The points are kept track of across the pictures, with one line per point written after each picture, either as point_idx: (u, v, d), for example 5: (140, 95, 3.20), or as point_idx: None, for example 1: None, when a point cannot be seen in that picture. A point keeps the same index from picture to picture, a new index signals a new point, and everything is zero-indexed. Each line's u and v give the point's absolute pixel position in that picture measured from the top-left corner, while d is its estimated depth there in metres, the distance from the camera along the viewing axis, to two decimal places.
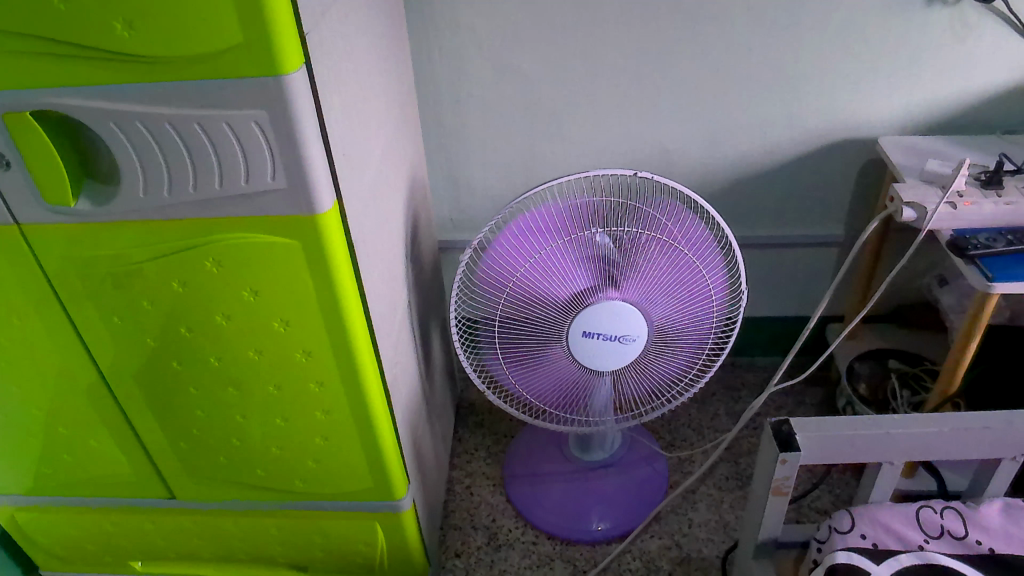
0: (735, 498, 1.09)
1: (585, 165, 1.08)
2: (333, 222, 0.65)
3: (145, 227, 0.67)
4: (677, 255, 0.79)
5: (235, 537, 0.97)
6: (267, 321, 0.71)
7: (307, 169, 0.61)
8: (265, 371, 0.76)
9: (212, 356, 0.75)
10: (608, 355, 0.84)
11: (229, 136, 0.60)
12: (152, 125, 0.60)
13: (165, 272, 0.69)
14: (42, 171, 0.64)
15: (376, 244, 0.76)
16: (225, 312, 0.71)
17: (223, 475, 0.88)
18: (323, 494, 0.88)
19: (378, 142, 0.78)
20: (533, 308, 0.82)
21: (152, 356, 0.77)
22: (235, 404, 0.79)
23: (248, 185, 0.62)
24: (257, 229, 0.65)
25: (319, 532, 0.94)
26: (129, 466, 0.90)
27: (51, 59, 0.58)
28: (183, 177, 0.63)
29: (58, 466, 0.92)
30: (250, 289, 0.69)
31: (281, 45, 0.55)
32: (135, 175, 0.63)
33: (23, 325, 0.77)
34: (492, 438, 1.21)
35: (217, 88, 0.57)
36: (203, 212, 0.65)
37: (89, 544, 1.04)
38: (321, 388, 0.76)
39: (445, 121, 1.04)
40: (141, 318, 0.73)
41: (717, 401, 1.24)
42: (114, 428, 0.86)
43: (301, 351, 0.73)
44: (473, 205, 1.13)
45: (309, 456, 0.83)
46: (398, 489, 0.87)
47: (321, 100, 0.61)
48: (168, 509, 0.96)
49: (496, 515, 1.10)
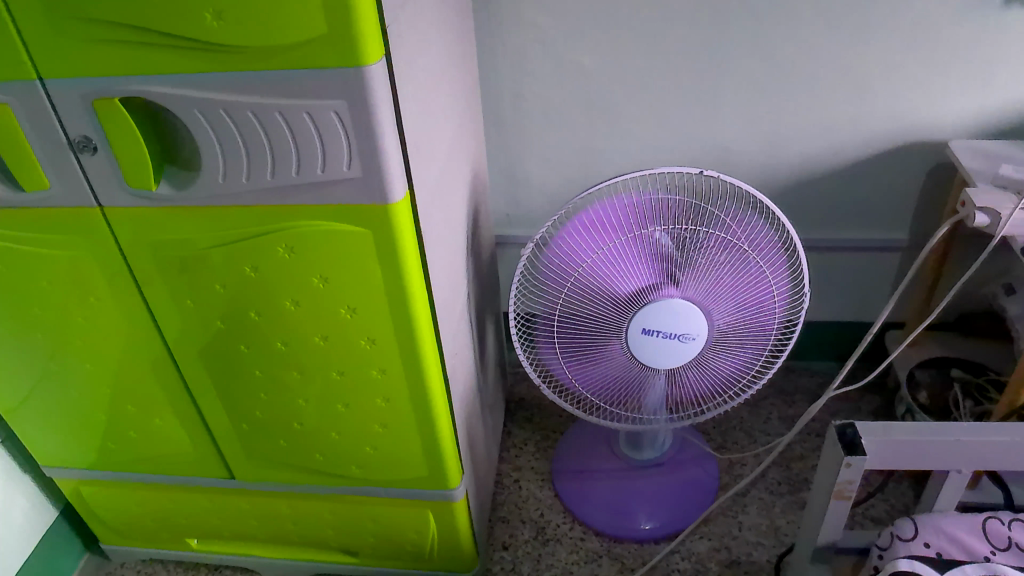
0: (787, 503, 1.08)
1: (644, 164, 1.08)
2: (404, 212, 0.66)
3: (221, 212, 0.68)
4: (740, 254, 0.78)
5: (289, 519, 0.99)
6: (334, 308, 0.73)
7: (382, 158, 0.62)
8: (330, 357, 0.77)
9: (279, 341, 0.77)
10: (667, 353, 0.84)
11: (308, 125, 0.61)
12: (235, 113, 0.62)
13: (238, 257, 0.71)
14: (126, 155, 0.67)
15: (441, 234, 0.77)
16: (294, 298, 0.73)
17: (282, 459, 0.90)
18: (377, 480, 0.90)
19: (445, 135, 0.79)
20: (592, 305, 0.82)
21: (221, 339, 0.79)
22: (297, 388, 0.81)
23: (324, 173, 0.63)
24: (330, 217, 0.67)
25: (372, 519, 0.95)
26: (192, 445, 0.93)
27: (142, 47, 0.60)
28: (261, 165, 0.64)
29: (123, 443, 0.96)
30: (319, 276, 0.71)
31: (363, 37, 0.56)
32: (215, 162, 0.65)
33: (99, 305, 0.80)
34: (541, 433, 1.22)
35: (300, 77, 0.59)
36: (278, 199, 0.66)
37: (149, 520, 1.08)
38: (383, 375, 0.78)
39: (506, 117, 1.05)
40: (212, 301, 0.75)
41: (770, 405, 1.22)
42: (180, 407, 0.89)
43: (366, 338, 0.75)
44: (530, 200, 1.14)
45: (367, 442, 0.85)
46: (453, 479, 0.88)
47: (398, 91, 0.62)
48: (226, 489, 0.98)
49: (544, 510, 1.10)
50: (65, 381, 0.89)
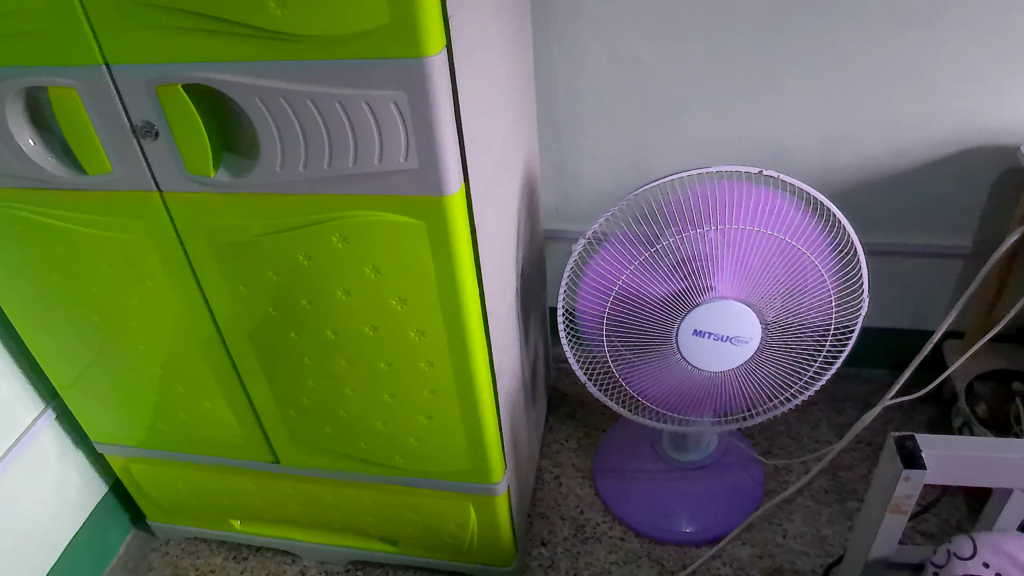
0: (834, 512, 1.05)
1: (698, 161, 1.06)
2: (459, 205, 0.66)
3: (277, 200, 0.69)
4: (795, 256, 0.76)
5: (331, 505, 1.01)
6: (386, 299, 0.73)
7: (439, 150, 0.62)
8: (379, 347, 0.77)
9: (329, 329, 0.77)
10: (718, 355, 0.82)
11: (367, 115, 0.61)
12: (295, 102, 0.62)
13: (292, 245, 0.71)
14: (187, 141, 0.67)
15: (494, 227, 0.77)
16: (346, 287, 0.73)
17: (327, 446, 0.91)
18: (420, 471, 0.90)
19: (501, 127, 0.79)
20: (640, 305, 0.81)
21: (272, 325, 0.79)
22: (345, 377, 0.82)
23: (381, 164, 0.63)
24: (385, 208, 0.67)
25: (413, 509, 0.96)
26: (239, 429, 0.94)
27: (206, 35, 0.60)
28: (319, 154, 0.64)
29: (173, 423, 0.97)
30: (372, 266, 0.71)
31: (425, 28, 0.56)
32: (274, 151, 0.65)
33: (155, 288, 0.81)
34: (583, 430, 1.21)
35: (360, 67, 0.59)
36: (334, 189, 0.66)
37: (194, 500, 1.10)
38: (431, 367, 0.78)
39: (559, 110, 1.04)
40: (265, 288, 0.76)
41: (819, 411, 1.20)
42: (229, 391, 0.90)
43: (415, 330, 0.75)
44: (580, 195, 1.12)
45: (412, 433, 0.85)
46: (495, 473, 0.88)
47: (458, 83, 0.62)
48: (271, 473, 1.00)
49: (584, 508, 1.10)
50: (120, 361, 0.91)
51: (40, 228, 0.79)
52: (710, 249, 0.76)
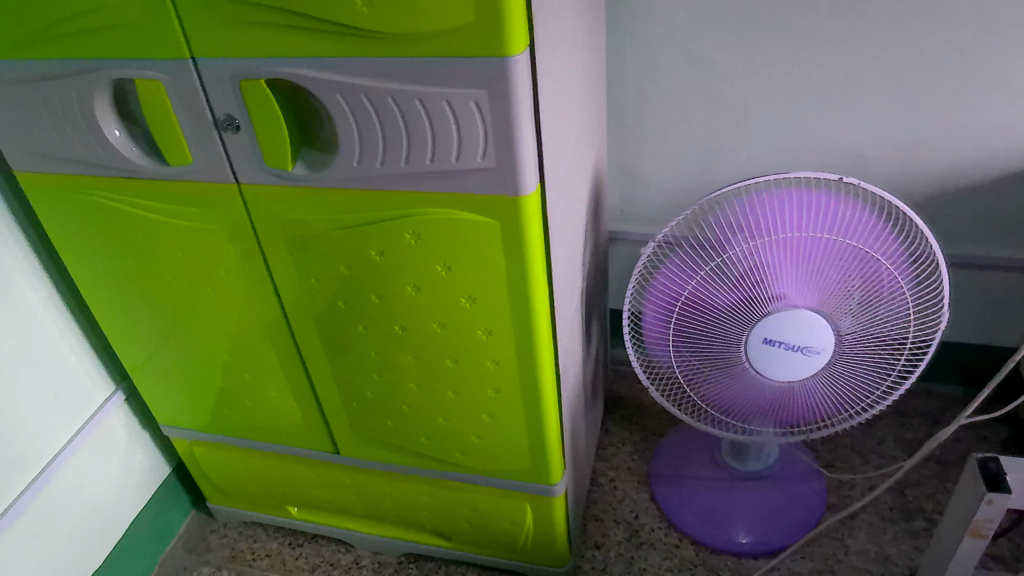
0: (899, 531, 1.02)
1: (769, 165, 1.04)
2: (534, 205, 0.66)
3: (353, 196, 0.69)
4: (872, 268, 0.74)
5: (387, 498, 1.02)
6: (456, 297, 0.73)
7: (518, 149, 0.61)
8: (445, 344, 0.78)
9: (397, 324, 0.78)
10: (788, 365, 0.80)
11: (447, 113, 0.61)
12: (375, 98, 0.62)
13: (365, 240, 0.72)
14: (267, 135, 0.68)
15: (564, 228, 0.76)
16: (416, 284, 0.73)
17: (388, 439, 0.91)
18: (479, 469, 0.90)
19: (574, 127, 0.78)
20: (707, 311, 0.80)
21: (340, 318, 0.80)
22: (410, 372, 0.82)
23: (458, 162, 0.63)
24: (460, 206, 0.67)
25: (470, 505, 0.96)
26: (302, 419, 0.96)
27: (292, 31, 0.61)
28: (396, 151, 0.65)
29: (238, 410, 0.99)
30: (443, 264, 0.71)
31: (510, 28, 0.56)
32: (352, 146, 0.66)
33: (228, 278, 0.83)
34: (639, 434, 1.20)
35: (442, 66, 0.59)
36: (409, 185, 0.67)
37: (253, 485, 1.12)
38: (496, 366, 0.78)
39: (629, 110, 1.03)
40: (336, 281, 0.77)
41: (885, 426, 1.16)
42: (294, 382, 0.92)
43: (483, 328, 0.75)
44: (646, 197, 1.11)
45: (473, 431, 0.85)
46: (555, 474, 0.88)
47: (538, 83, 0.61)
48: (330, 463, 1.01)
49: (639, 512, 1.09)
50: (191, 347, 0.93)
51: (121, 216, 0.81)
52: (781, 258, 0.74)
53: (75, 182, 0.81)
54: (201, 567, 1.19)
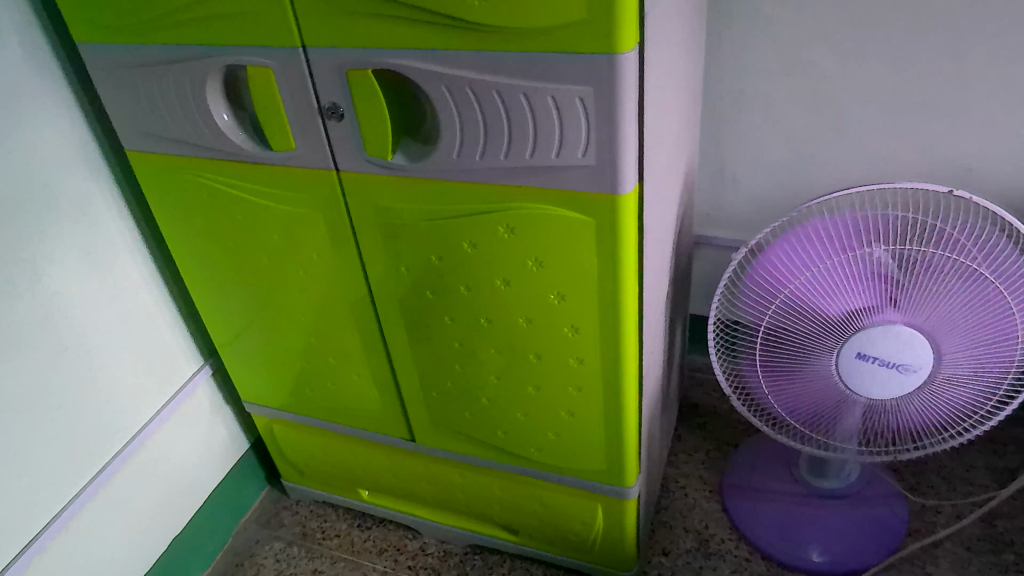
0: (986, 563, 0.98)
1: (867, 175, 1.01)
2: (631, 205, 0.65)
3: (450, 188, 0.70)
4: (976, 285, 0.71)
5: (459, 489, 1.03)
6: (545, 293, 0.73)
7: (620, 148, 0.61)
8: (530, 339, 0.78)
9: (483, 318, 0.79)
10: (881, 382, 0.78)
11: (551, 109, 0.61)
12: (480, 92, 0.63)
13: (458, 232, 0.73)
14: (370, 125, 0.70)
15: (656, 230, 0.76)
16: (506, 278, 0.74)
17: (465, 431, 0.92)
18: (554, 466, 0.90)
19: (672, 127, 0.77)
20: (797, 322, 0.78)
21: (427, 308, 0.82)
22: (492, 366, 0.83)
23: (558, 159, 0.63)
24: (557, 203, 0.67)
25: (540, 502, 0.97)
26: (381, 405, 0.98)
27: (402, 23, 0.62)
28: (497, 144, 0.65)
29: (320, 393, 1.02)
30: (535, 259, 0.71)
31: (621, 25, 0.55)
32: (453, 139, 0.66)
33: (320, 263, 0.85)
34: (713, 443, 1.18)
35: (550, 61, 0.59)
36: (507, 180, 0.67)
37: (328, 466, 1.15)
38: (580, 365, 0.78)
39: (723, 113, 1.01)
40: (426, 271, 0.78)
41: (975, 453, 1.11)
42: (376, 368, 0.93)
43: (569, 326, 0.75)
44: (733, 203, 1.09)
45: (551, 428, 0.86)
46: (630, 477, 0.88)
47: (644, 81, 0.61)
48: (405, 450, 1.03)
49: (710, 522, 1.07)
50: (279, 328, 0.96)
51: (224, 197, 0.84)
52: (878, 271, 0.72)
53: (182, 163, 0.84)
54: (273, 542, 1.22)
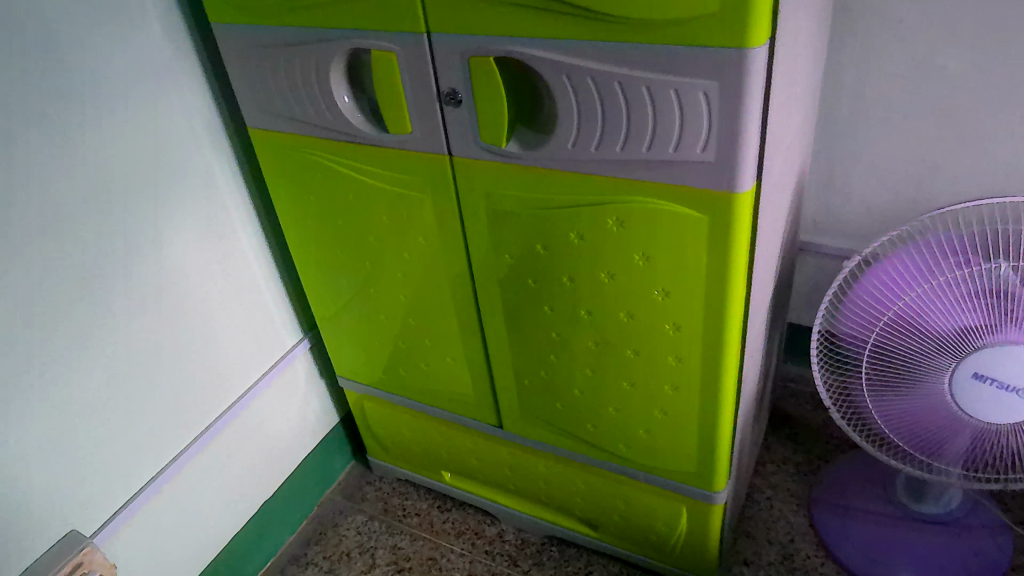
0: None
1: (993, 189, 0.96)
2: (747, 204, 0.64)
3: (561, 178, 0.71)
4: None
5: (543, 479, 1.04)
6: (649, 288, 0.73)
7: (741, 144, 0.60)
8: (629, 334, 0.78)
9: (584, 310, 0.79)
10: (998, 405, 0.74)
11: (673, 103, 0.61)
12: (602, 83, 0.63)
13: (566, 222, 0.73)
14: (487, 112, 0.71)
15: (768, 231, 0.74)
16: (610, 271, 0.74)
17: (555, 421, 0.93)
18: (642, 464, 0.90)
19: (791, 128, 0.76)
20: (910, 338, 0.75)
21: (528, 297, 0.83)
22: (588, 358, 0.83)
23: (676, 153, 0.63)
24: (669, 198, 0.66)
25: (624, 499, 0.97)
26: (472, 390, 1.00)
27: (528, 11, 0.63)
28: (614, 136, 0.65)
29: (413, 373, 1.04)
30: (642, 254, 0.71)
31: (754, 19, 0.54)
32: (569, 129, 0.67)
33: (425, 247, 0.87)
34: (803, 456, 1.15)
35: (675, 54, 0.58)
36: (621, 172, 0.67)
37: (414, 446, 1.18)
38: (678, 363, 0.77)
39: (839, 117, 0.98)
40: (530, 260, 0.79)
41: None
42: (470, 353, 0.95)
43: (671, 323, 0.74)
44: (844, 210, 1.06)
45: (643, 425, 0.85)
46: (719, 481, 0.87)
47: (771, 78, 0.60)
48: (492, 436, 1.04)
49: (795, 536, 1.04)
50: (378, 307, 0.99)
51: (337, 177, 0.87)
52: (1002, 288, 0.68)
53: (301, 141, 0.87)
54: (356, 514, 1.26)
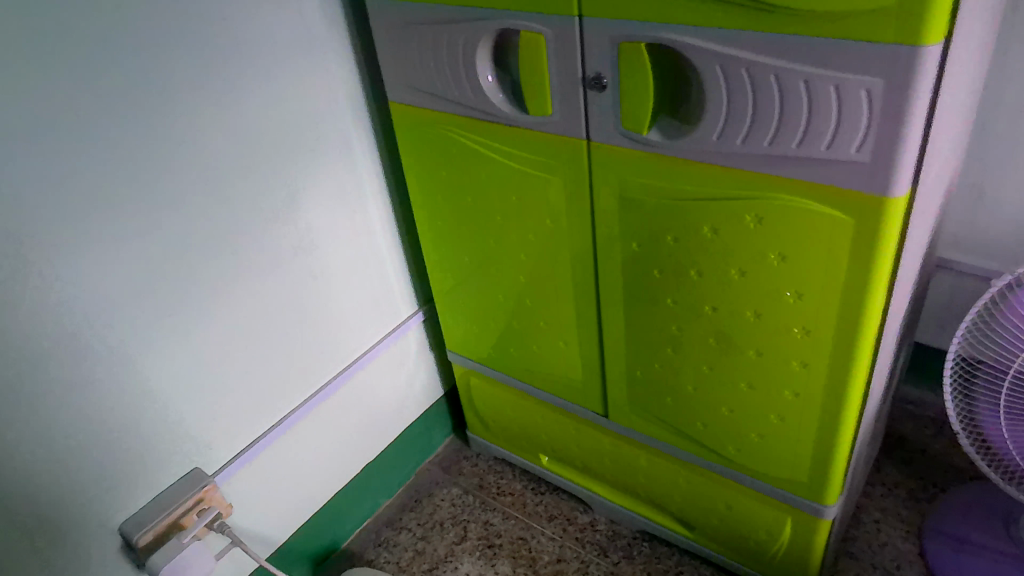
0: None
1: None
2: (900, 210, 0.62)
3: (701, 170, 0.70)
4: None
5: (643, 472, 1.04)
6: (781, 289, 0.71)
7: (901, 146, 0.58)
8: (754, 334, 0.77)
9: (709, 305, 0.78)
10: None
11: (831, 99, 0.59)
12: (757, 75, 0.62)
13: (701, 215, 0.72)
14: (632, 98, 0.71)
15: (913, 241, 0.71)
16: (742, 268, 0.73)
17: (664, 415, 0.93)
18: (750, 468, 0.89)
19: (948, 135, 0.72)
20: None
21: (652, 288, 0.82)
22: (707, 354, 0.82)
23: (828, 151, 0.61)
24: (815, 198, 0.65)
25: (726, 502, 0.96)
26: (582, 376, 1.00)
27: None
28: (762, 130, 0.64)
29: (523, 354, 1.06)
30: (777, 253, 0.69)
31: (932, 16, 0.52)
32: (716, 120, 0.66)
33: (552, 230, 0.88)
34: (917, 481, 1.10)
35: (840, 48, 0.57)
36: (766, 168, 0.66)
37: (516, 427, 1.20)
38: (803, 369, 0.75)
39: (997, 128, 0.93)
40: (659, 251, 0.79)
41: None
42: (584, 339, 0.96)
43: (800, 327, 0.73)
44: (990, 227, 1.00)
45: (756, 428, 0.84)
46: (831, 496, 0.84)
47: (942, 79, 0.57)
48: (596, 424, 1.05)
49: (902, 563, 1.00)
50: (496, 286, 1.01)
51: (471, 155, 0.89)
52: None
53: (439, 117, 0.89)
54: (452, 487, 1.29)
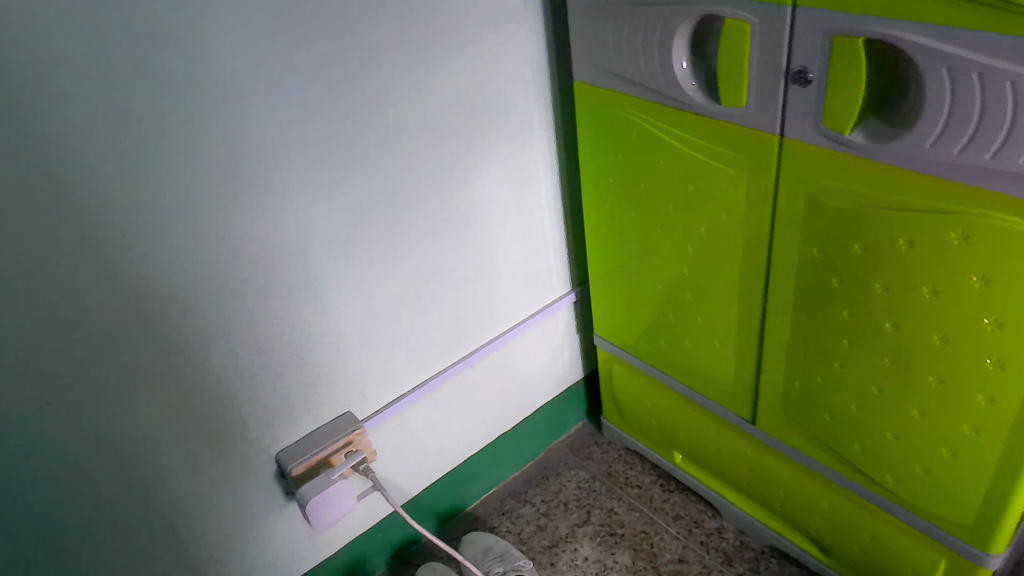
0: None
1: None
2: None
3: (905, 178, 0.66)
4: None
5: (782, 487, 1.01)
6: (978, 316, 0.66)
7: None
8: (937, 360, 0.72)
9: (889, 323, 0.74)
10: None
11: None
12: (990, 81, 0.57)
13: (897, 227, 0.68)
14: (838, 97, 0.67)
15: None
16: (935, 288, 0.68)
17: (817, 431, 0.89)
18: (906, 501, 0.84)
19: None
20: None
21: (827, 296, 0.79)
22: (878, 374, 0.78)
23: None
24: None
25: (871, 532, 0.91)
26: (733, 378, 0.98)
27: None
28: (986, 142, 0.59)
29: (673, 349, 1.05)
30: (980, 276, 0.64)
31: None
32: (933, 127, 0.62)
33: (726, 226, 0.86)
34: None
35: None
36: (984, 183, 0.61)
37: (653, 420, 1.19)
38: (988, 405, 0.70)
39: None
40: (842, 259, 0.75)
41: None
42: (742, 342, 0.93)
43: (993, 359, 0.67)
44: None
45: (921, 460, 0.79)
46: (997, 546, 0.78)
47: None
48: (739, 430, 1.02)
49: None
50: (657, 276, 0.99)
51: (652, 141, 0.88)
52: None
53: (624, 100, 0.89)
54: (580, 469, 1.30)
